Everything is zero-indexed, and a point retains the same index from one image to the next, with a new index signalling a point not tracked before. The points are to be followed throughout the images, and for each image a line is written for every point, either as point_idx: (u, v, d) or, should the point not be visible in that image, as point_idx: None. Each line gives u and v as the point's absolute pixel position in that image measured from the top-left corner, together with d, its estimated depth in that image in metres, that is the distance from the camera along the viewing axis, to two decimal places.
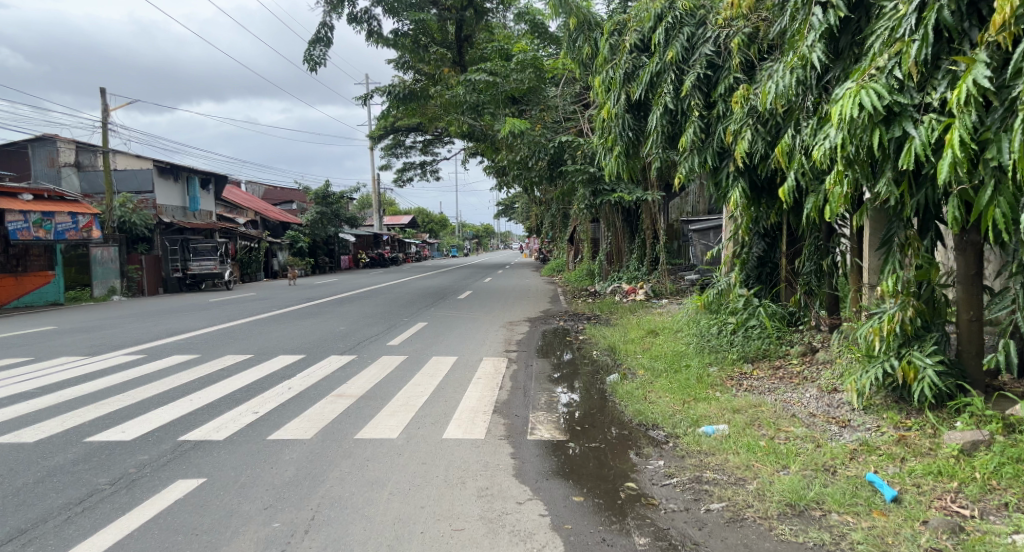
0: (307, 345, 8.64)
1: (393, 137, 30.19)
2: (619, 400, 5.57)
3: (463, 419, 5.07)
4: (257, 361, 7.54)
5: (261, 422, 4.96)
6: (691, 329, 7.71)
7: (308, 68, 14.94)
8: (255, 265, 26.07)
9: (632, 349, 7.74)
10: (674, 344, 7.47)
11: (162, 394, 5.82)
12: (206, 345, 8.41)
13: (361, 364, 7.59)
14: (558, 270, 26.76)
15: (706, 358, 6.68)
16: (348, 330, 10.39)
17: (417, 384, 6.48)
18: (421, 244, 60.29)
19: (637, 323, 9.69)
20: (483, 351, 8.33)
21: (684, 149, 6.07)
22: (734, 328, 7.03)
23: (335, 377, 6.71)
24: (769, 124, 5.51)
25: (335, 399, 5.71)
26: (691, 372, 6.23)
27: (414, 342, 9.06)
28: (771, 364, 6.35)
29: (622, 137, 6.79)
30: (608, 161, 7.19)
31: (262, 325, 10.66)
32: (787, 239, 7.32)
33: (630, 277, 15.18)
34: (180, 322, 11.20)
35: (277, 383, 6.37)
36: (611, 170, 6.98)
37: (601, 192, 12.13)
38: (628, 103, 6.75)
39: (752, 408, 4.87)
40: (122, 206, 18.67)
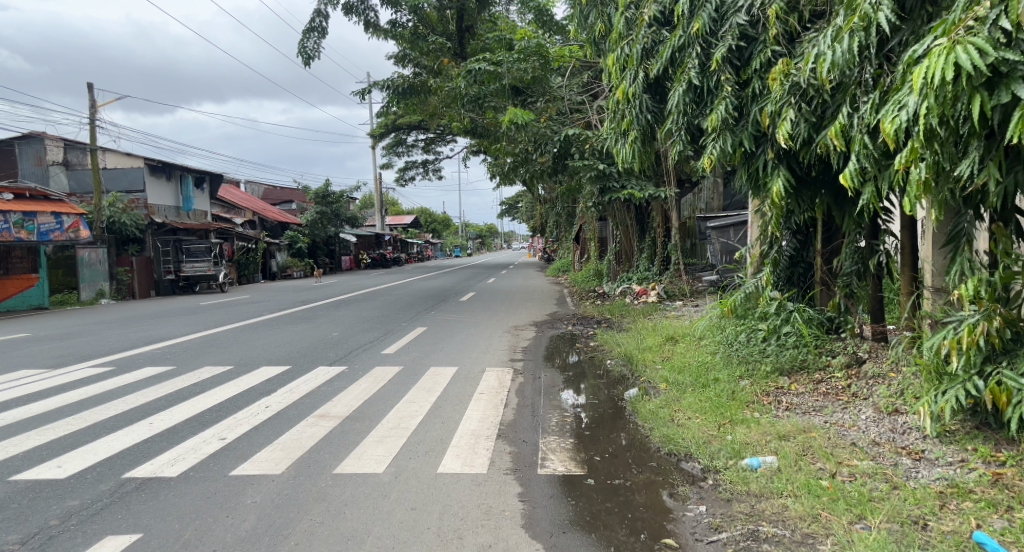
0: (294, 355, 7.93)
1: (395, 135, 29.49)
2: (642, 422, 4.87)
3: (463, 447, 4.36)
4: (236, 374, 6.82)
5: (227, 450, 4.25)
6: (715, 337, 6.98)
7: (301, 61, 14.25)
8: (252, 266, 25.40)
9: (650, 359, 7.01)
10: (697, 354, 6.74)
11: (119, 415, 5.11)
12: (184, 354, 7.71)
13: (350, 376, 6.88)
14: (564, 271, 26.03)
15: (736, 370, 5.96)
16: (341, 336, 9.68)
17: (411, 400, 5.76)
18: (424, 244, 59.55)
19: (653, 328, 8.96)
20: (486, 361, 7.63)
21: (714, 130, 5.34)
22: (765, 336, 6.31)
23: (320, 393, 6.00)
24: (814, 102, 4.79)
25: (316, 421, 5.00)
26: (721, 388, 5.52)
27: (412, 351, 8.34)
28: (810, 377, 5.62)
29: (638, 121, 6.07)
30: (621, 150, 6.48)
31: (249, 331, 9.95)
32: (823, 236, 6.60)
33: (641, 277, 14.52)
34: (163, 328, 10.50)
35: (254, 400, 5.66)
36: (625, 159, 6.27)
37: (608, 191, 11.39)
38: (646, 82, 6.04)
39: (801, 434, 4.13)
40: (111, 206, 17.99)
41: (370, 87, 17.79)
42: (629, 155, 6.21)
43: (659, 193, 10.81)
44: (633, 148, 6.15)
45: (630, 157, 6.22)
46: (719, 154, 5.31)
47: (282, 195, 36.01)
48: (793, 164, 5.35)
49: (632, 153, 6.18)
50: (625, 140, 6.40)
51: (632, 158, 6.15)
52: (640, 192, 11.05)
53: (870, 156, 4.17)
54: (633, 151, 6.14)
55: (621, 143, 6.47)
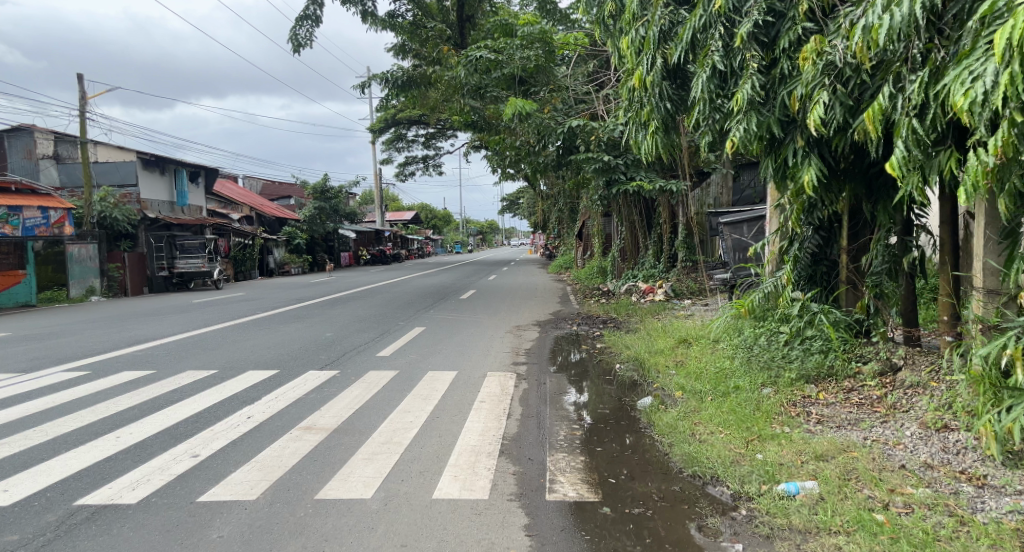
0: (284, 358, 7.49)
1: (394, 130, 29.04)
2: (660, 437, 4.42)
3: (461, 467, 3.91)
4: (219, 379, 6.36)
5: (198, 470, 3.82)
6: (732, 340, 6.53)
7: (291, 48, 13.79)
8: (249, 263, 24.97)
9: (662, 363, 6.55)
10: (713, 358, 6.29)
11: (85, 426, 4.68)
12: (167, 357, 7.26)
13: (342, 381, 6.44)
14: (566, 268, 25.61)
15: (758, 377, 5.51)
16: (335, 337, 9.24)
17: (406, 410, 5.32)
18: (425, 240, 59.14)
19: (663, 329, 8.51)
20: (488, 365, 7.18)
21: (738, 117, 4.88)
22: (787, 340, 5.87)
23: (308, 401, 5.55)
24: (851, 83, 4.33)
25: (302, 434, 4.56)
26: (744, 397, 5.06)
27: (409, 353, 7.89)
28: (839, 386, 5.17)
29: (658, 109, 5.60)
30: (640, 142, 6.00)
31: (238, 332, 9.48)
32: (849, 233, 6.14)
33: (647, 275, 14.14)
34: (151, 328, 10.05)
35: (236, 409, 5.23)
36: (644, 152, 5.80)
37: (614, 182, 10.93)
38: (664, 68, 5.57)
39: (842, 454, 3.67)
40: (103, 200, 17.56)
41: (368, 79, 17.31)
42: (649, 147, 5.74)
43: (669, 186, 10.35)
44: (655, 139, 5.68)
45: (650, 150, 5.75)
46: (744, 141, 4.84)
47: (280, 191, 35.56)
48: (824, 151, 4.90)
49: (653, 144, 5.71)
50: (644, 130, 5.92)
51: (654, 150, 5.68)
52: (649, 185, 10.57)
53: (921, 139, 3.73)
54: (654, 142, 5.67)
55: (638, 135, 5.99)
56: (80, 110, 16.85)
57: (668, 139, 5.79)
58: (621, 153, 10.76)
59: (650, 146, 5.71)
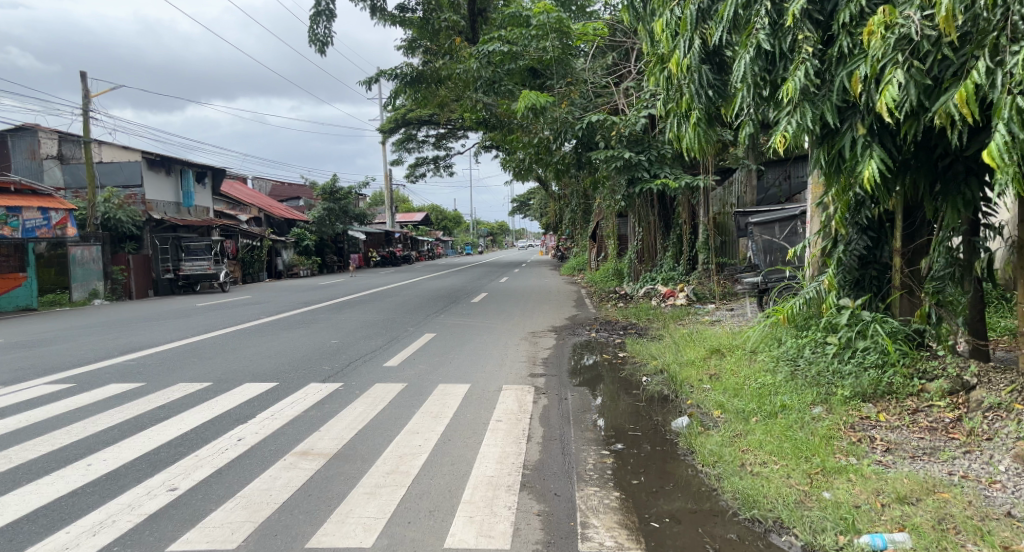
0: (285, 368, 6.99)
1: (405, 130, 28.56)
2: (705, 468, 3.87)
3: (477, 505, 3.40)
4: (212, 393, 5.84)
5: (175, 506, 3.34)
6: (772, 352, 5.92)
7: (316, 51, 13.28)
8: (257, 264, 24.61)
9: (693, 377, 5.95)
10: (751, 371, 5.69)
11: (57, 449, 4.20)
12: (161, 368, 6.78)
13: (346, 395, 5.93)
14: (579, 270, 25.04)
15: (806, 394, 4.92)
16: (341, 344, 8.73)
17: (415, 430, 4.80)
18: (435, 242, 58.65)
19: (691, 338, 7.90)
20: (504, 377, 6.65)
21: (787, 103, 4.32)
22: (836, 352, 5.27)
23: (306, 420, 5.03)
24: (925, 59, 3.76)
25: (297, 461, 4.05)
26: (794, 418, 4.50)
27: (419, 363, 7.34)
28: (902, 406, 4.57)
29: (699, 98, 5.06)
30: (676, 133, 5.44)
31: (239, 339, 8.97)
32: (903, 233, 5.55)
33: (666, 278, 13.55)
34: (149, 334, 9.58)
35: (227, 428, 4.73)
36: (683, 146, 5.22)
37: (637, 180, 10.20)
38: (705, 50, 5.03)
39: (930, 495, 3.11)
40: (106, 202, 17.29)
41: (377, 76, 16.82)
42: (690, 140, 5.18)
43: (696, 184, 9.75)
44: (696, 129, 5.11)
45: (692, 142, 5.19)
46: (794, 132, 4.29)
47: (290, 192, 35.20)
48: (886, 140, 4.31)
49: (695, 136, 5.15)
50: (682, 121, 5.36)
51: (694, 143, 5.13)
52: (674, 183, 9.93)
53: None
54: (696, 133, 5.11)
55: (674, 125, 5.42)
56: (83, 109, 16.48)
57: (708, 130, 5.23)
58: (645, 149, 10.12)
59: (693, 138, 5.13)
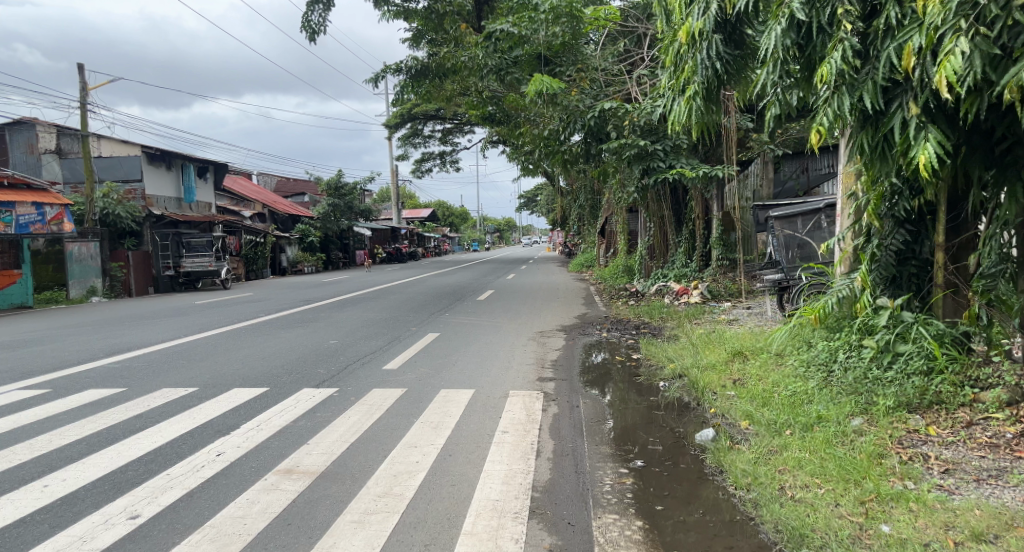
0: (278, 372, 6.58)
1: (411, 125, 28.14)
2: (740, 491, 3.44)
3: (480, 537, 3.01)
4: (196, 399, 5.45)
5: (133, 539, 2.96)
6: (801, 356, 5.46)
7: (306, 36, 12.88)
8: (261, 261, 24.29)
9: (715, 383, 5.50)
10: (780, 377, 5.23)
11: (15, 467, 3.81)
12: (145, 372, 6.39)
13: (340, 402, 5.54)
14: (587, 265, 24.54)
15: (844, 403, 4.46)
16: (339, 345, 8.32)
17: (413, 442, 4.40)
18: (442, 238, 58.30)
19: (709, 339, 7.45)
20: (510, 381, 6.23)
21: (824, 85, 3.84)
22: (875, 356, 4.79)
23: (295, 431, 4.64)
24: (992, 27, 3.26)
25: (279, 481, 3.65)
26: (835, 431, 4.05)
27: (421, 366, 6.93)
28: (954, 420, 4.11)
29: (702, 70, 4.56)
30: (675, 109, 4.96)
31: (233, 339, 8.58)
32: (948, 226, 5.04)
33: (679, 275, 13.10)
34: (140, 334, 9.20)
35: (208, 440, 4.34)
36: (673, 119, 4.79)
37: (652, 171, 9.78)
38: (721, 19, 4.54)
39: (1010, 532, 2.69)
40: (106, 197, 16.94)
41: (382, 71, 16.42)
42: (681, 115, 4.74)
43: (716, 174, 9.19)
44: (690, 105, 4.66)
45: (682, 118, 4.75)
46: (832, 121, 3.81)
47: (295, 187, 34.87)
48: (940, 121, 3.81)
49: (688, 112, 4.69)
50: (681, 96, 4.90)
51: (686, 119, 4.68)
52: (691, 172, 9.42)
53: None
54: (689, 109, 4.65)
55: (674, 101, 4.95)
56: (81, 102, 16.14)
57: (708, 108, 4.76)
58: (659, 138, 9.70)
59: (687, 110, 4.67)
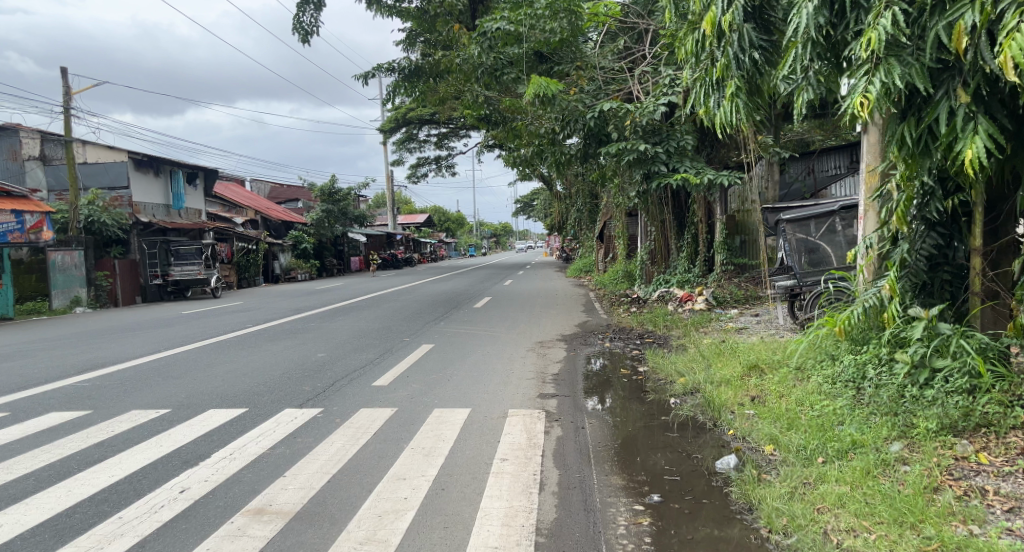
0: (260, 389, 6.13)
1: (406, 130, 27.73)
2: (777, 538, 3.01)
3: None
4: (168, 422, 5.00)
5: None
6: (825, 372, 5.02)
7: (298, 38, 12.45)
8: (253, 268, 23.81)
9: (734, 402, 5.05)
10: (804, 394, 4.79)
11: None
12: (117, 392, 5.92)
13: (324, 424, 5.09)
14: (586, 271, 24.10)
15: (881, 426, 4.01)
16: (328, 358, 7.87)
17: (402, 473, 3.96)
18: (438, 244, 57.80)
19: (720, 351, 7.00)
20: (509, 399, 5.79)
21: (864, 58, 3.43)
22: (911, 373, 4.36)
23: (271, 461, 4.19)
24: None
25: (247, 524, 3.21)
26: (875, 460, 3.62)
27: (413, 382, 6.48)
28: (1008, 445, 3.67)
29: (736, 64, 4.25)
30: (715, 109, 4.56)
31: (217, 353, 8.11)
32: (986, 230, 4.63)
33: (682, 280, 12.70)
34: (118, 348, 8.72)
35: (173, 473, 3.89)
36: (721, 122, 4.36)
37: (653, 175, 9.04)
38: (745, 7, 4.26)
39: None
40: (91, 205, 16.45)
41: (373, 71, 16.00)
42: (727, 115, 4.34)
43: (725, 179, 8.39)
44: (735, 102, 4.27)
45: (730, 119, 4.34)
46: (880, 95, 3.34)
47: (288, 193, 34.39)
48: (993, 110, 3.40)
49: (734, 110, 4.30)
50: (719, 93, 4.52)
51: (735, 117, 4.27)
52: (695, 177, 8.61)
53: None
54: (735, 107, 4.26)
55: (711, 99, 4.55)
56: (64, 106, 15.68)
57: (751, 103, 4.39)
58: (662, 140, 9.04)
59: (737, 110, 4.26)
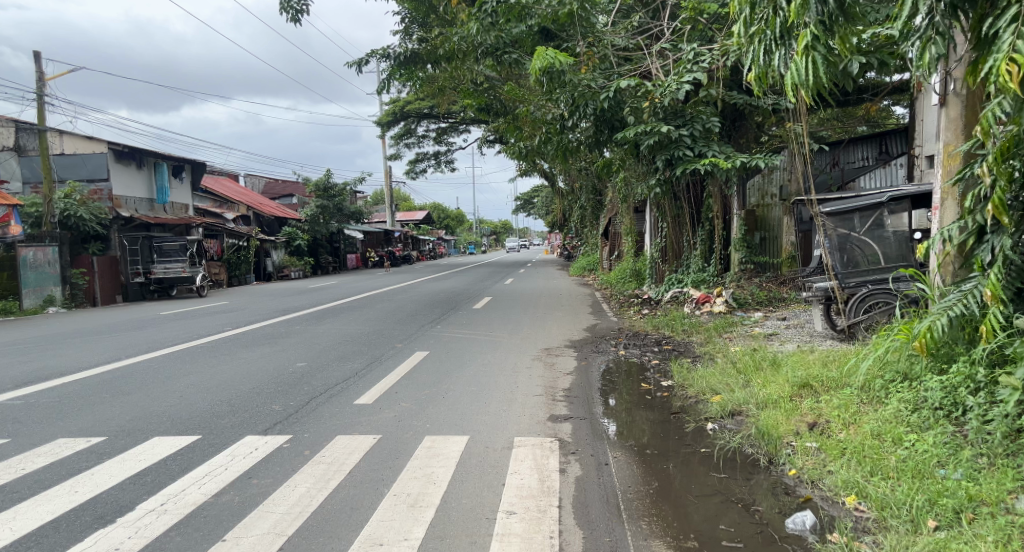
0: (222, 409, 5.23)
1: (404, 124, 26.75)
2: None
3: None
4: (99, 455, 4.13)
5: None
6: (902, 395, 4.09)
7: (287, 17, 11.47)
8: (244, 265, 22.95)
9: (791, 432, 4.12)
10: (881, 423, 3.85)
11: None
12: (55, 411, 5.06)
13: (290, 458, 4.19)
14: (590, 269, 23.10)
15: (1000, 473, 3.09)
16: (308, 368, 6.98)
17: (378, 537, 3.09)
18: (437, 241, 56.73)
19: (757, 364, 6.07)
20: (515, 423, 4.89)
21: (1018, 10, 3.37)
22: (1021, 400, 3.40)
23: (212, 515, 3.32)
24: None
25: None
26: (1007, 526, 2.70)
27: (401, 401, 5.56)
28: None
29: (813, 8, 3.83)
30: (781, 69, 4.15)
31: (186, 362, 7.21)
32: None
33: (697, 279, 11.81)
34: (76, 356, 7.85)
35: (78, 538, 3.04)
36: (790, 83, 3.95)
37: (676, 162, 8.14)
38: None
39: None
40: (67, 198, 15.53)
41: (368, 57, 15.06)
42: (798, 72, 3.92)
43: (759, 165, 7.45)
44: (810, 56, 3.86)
45: (801, 79, 3.93)
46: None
47: (283, 189, 33.47)
48: None
49: (807, 66, 3.88)
50: (787, 47, 4.14)
51: (809, 75, 3.85)
52: (724, 162, 7.68)
53: None
54: (809, 64, 3.85)
55: (777, 56, 4.14)
56: (38, 94, 14.75)
57: (829, 59, 3.96)
58: (686, 123, 8.12)
59: (812, 69, 3.85)
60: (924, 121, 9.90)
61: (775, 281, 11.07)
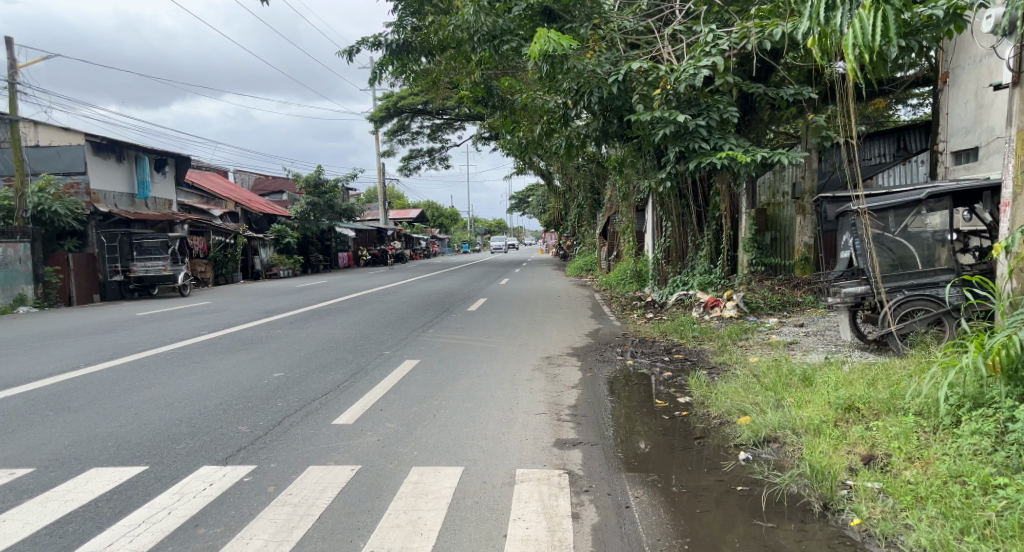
0: (180, 430, 4.56)
1: (397, 120, 26.05)
2: None
3: None
4: (21, 494, 3.46)
5: None
6: (980, 425, 3.44)
7: None
8: (231, 263, 22.19)
9: (846, 467, 3.48)
10: (959, 462, 3.21)
11: None
12: None
13: (249, 496, 3.52)
14: (588, 269, 22.40)
15: None
16: (285, 379, 6.30)
17: None
18: (431, 240, 55.96)
19: (786, 379, 5.42)
20: (517, 451, 4.22)
21: None
22: None
23: None
24: None
25: None
26: None
27: (387, 421, 4.89)
28: None
29: None
30: (842, 29, 3.61)
31: (148, 371, 6.49)
32: None
33: (704, 282, 11.19)
34: (31, 362, 7.15)
35: None
36: (851, 39, 3.39)
37: (690, 156, 7.45)
38: None
39: None
40: (42, 191, 14.59)
41: (358, 47, 14.35)
42: (862, 27, 3.36)
43: (784, 158, 6.82)
44: (877, 12, 3.35)
45: (864, 38, 3.37)
46: None
47: (273, 186, 32.67)
48: None
49: (873, 22, 3.34)
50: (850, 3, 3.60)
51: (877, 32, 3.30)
52: (744, 155, 7.03)
53: None
54: (877, 18, 3.33)
55: (840, 13, 3.59)
56: (10, 82, 13.97)
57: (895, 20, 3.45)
58: (702, 112, 7.45)
59: (880, 24, 3.31)
60: (951, 114, 9.37)
61: (789, 284, 10.50)
